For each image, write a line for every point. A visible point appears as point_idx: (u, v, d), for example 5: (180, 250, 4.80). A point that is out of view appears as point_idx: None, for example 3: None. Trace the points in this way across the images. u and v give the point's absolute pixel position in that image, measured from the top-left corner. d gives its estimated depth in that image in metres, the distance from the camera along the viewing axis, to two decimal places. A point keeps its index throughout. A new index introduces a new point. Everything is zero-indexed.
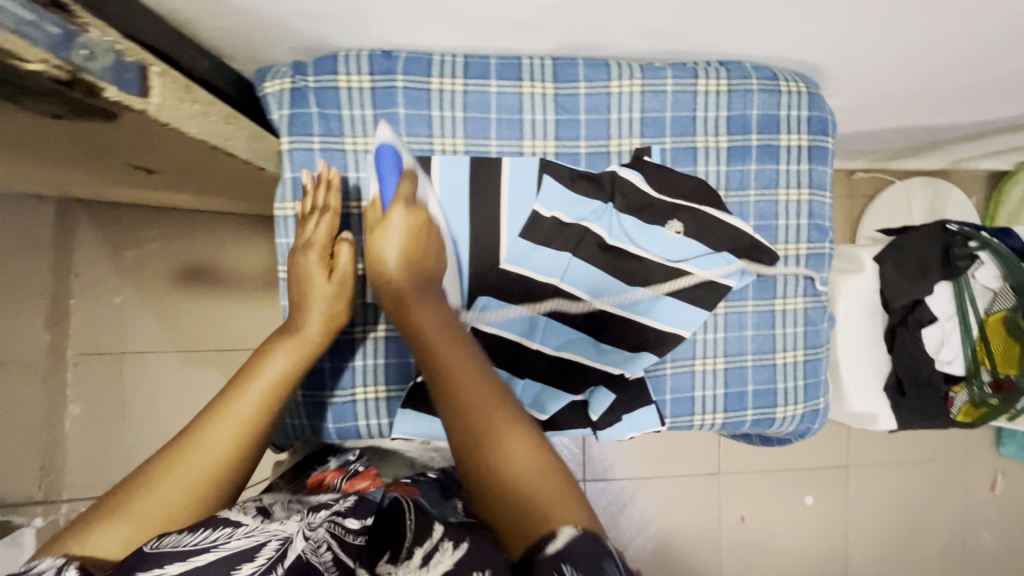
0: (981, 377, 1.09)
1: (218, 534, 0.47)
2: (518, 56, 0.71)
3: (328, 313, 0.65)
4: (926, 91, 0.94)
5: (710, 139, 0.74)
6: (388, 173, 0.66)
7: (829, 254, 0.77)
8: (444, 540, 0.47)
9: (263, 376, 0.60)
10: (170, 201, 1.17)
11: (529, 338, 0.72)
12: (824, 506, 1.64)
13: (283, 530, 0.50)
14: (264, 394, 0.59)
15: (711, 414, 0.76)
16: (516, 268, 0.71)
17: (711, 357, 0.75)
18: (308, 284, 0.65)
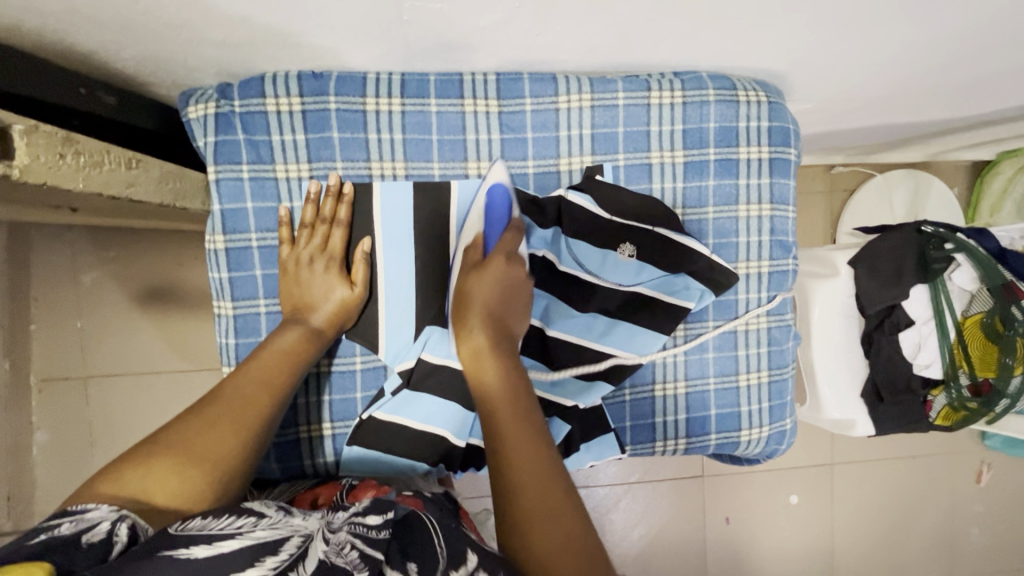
0: (959, 381, 1.07)
1: (242, 521, 0.44)
2: (459, 72, 0.67)
3: (343, 316, 0.66)
4: (899, 90, 0.90)
5: (665, 154, 0.70)
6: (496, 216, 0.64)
7: (792, 270, 0.74)
8: None
9: (278, 342, 0.62)
10: (123, 223, 1.13)
11: None
12: (810, 505, 1.63)
13: (305, 527, 0.47)
14: (284, 359, 0.61)
15: (674, 439, 0.73)
16: None
17: (672, 381, 0.72)
18: (326, 291, 0.65)
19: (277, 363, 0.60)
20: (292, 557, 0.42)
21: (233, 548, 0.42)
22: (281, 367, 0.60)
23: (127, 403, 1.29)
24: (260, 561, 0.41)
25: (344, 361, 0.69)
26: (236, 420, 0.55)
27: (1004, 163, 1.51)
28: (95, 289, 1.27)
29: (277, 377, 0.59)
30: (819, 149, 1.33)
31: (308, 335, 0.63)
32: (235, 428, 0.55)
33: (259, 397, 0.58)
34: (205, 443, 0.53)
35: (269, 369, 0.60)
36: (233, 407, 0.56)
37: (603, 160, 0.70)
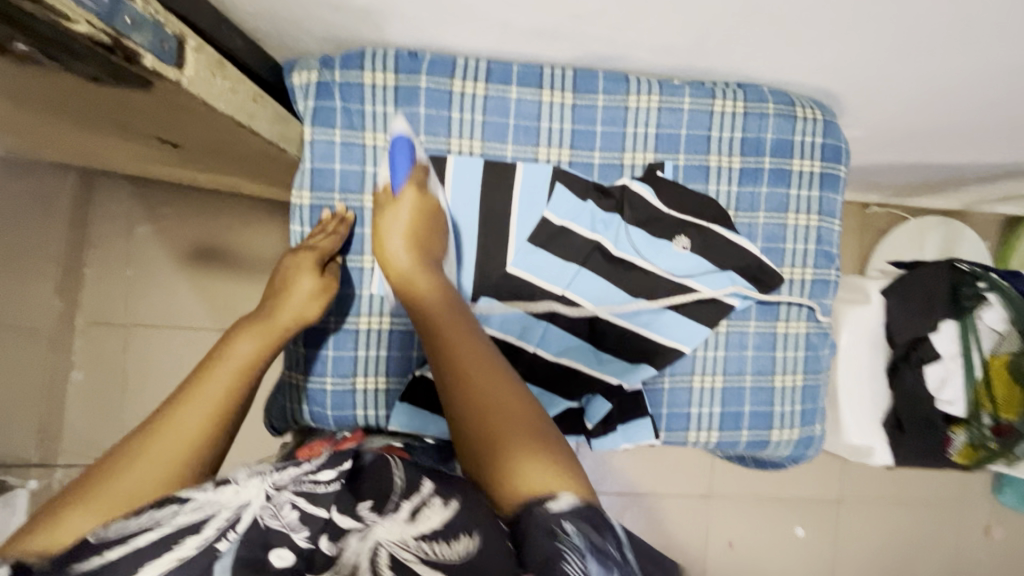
0: (981, 420, 1.09)
1: (162, 511, 0.44)
2: (540, 65, 0.72)
3: (302, 315, 0.66)
4: (946, 127, 0.94)
5: (723, 159, 0.74)
6: (399, 165, 0.66)
7: (835, 280, 0.77)
8: (433, 496, 0.47)
9: (230, 358, 0.59)
10: (187, 179, 1.19)
11: (525, 340, 0.72)
12: (814, 539, 1.63)
13: (239, 496, 0.46)
14: (234, 373, 0.58)
15: (706, 431, 0.76)
16: (522, 272, 0.71)
17: (710, 374, 0.75)
18: (294, 282, 0.66)
19: (223, 382, 0.57)
20: (220, 532, 0.43)
21: (148, 541, 0.42)
22: (234, 381, 0.58)
23: (159, 354, 1.32)
24: (178, 544, 0.42)
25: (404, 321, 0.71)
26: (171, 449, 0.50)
27: None
28: (148, 241, 1.32)
29: (221, 404, 0.55)
30: (857, 184, 1.36)
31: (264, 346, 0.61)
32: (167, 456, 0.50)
33: (197, 421, 0.53)
34: (130, 483, 0.47)
35: (216, 390, 0.56)
36: (165, 437, 0.51)
37: (664, 158, 0.73)
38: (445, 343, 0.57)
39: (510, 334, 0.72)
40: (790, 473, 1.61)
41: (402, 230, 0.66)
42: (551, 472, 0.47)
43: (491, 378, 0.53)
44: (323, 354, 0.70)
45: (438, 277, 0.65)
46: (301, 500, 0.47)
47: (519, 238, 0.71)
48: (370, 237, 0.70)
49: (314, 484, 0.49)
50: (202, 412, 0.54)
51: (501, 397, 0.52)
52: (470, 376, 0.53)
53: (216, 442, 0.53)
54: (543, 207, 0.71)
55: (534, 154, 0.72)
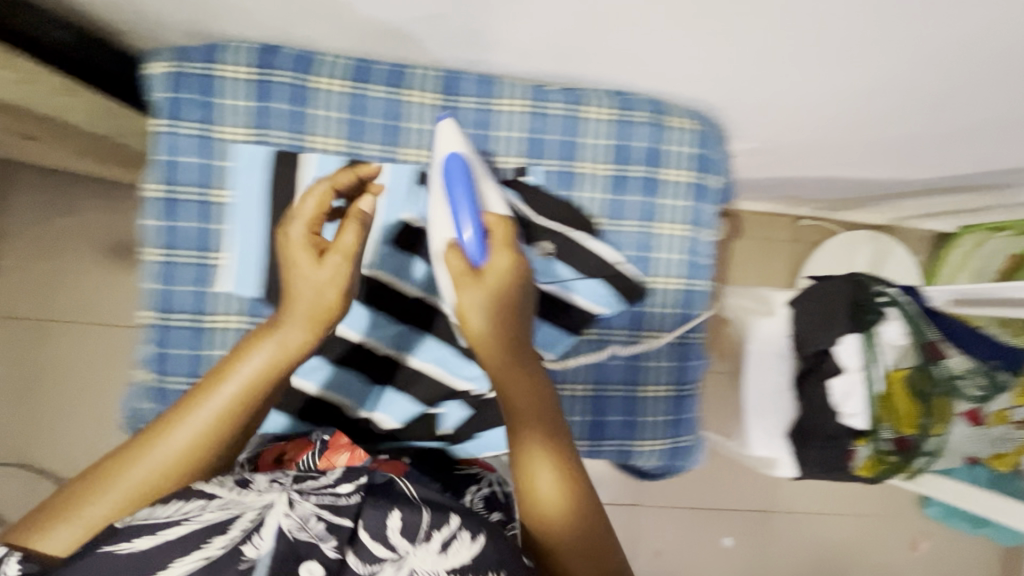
0: (882, 434, 1.07)
1: (190, 507, 0.48)
2: (407, 65, 0.71)
3: (311, 313, 0.57)
4: (841, 142, 0.95)
5: (591, 166, 0.75)
6: (462, 208, 0.60)
7: (705, 289, 0.77)
8: (461, 529, 0.52)
9: (234, 379, 0.55)
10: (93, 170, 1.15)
11: (391, 345, 0.74)
12: (741, 549, 1.63)
13: (260, 501, 0.50)
14: (235, 396, 0.55)
15: (571, 441, 0.75)
16: (386, 277, 0.72)
17: (575, 383, 0.75)
18: (292, 261, 0.59)
19: (224, 404, 0.54)
20: (242, 535, 0.47)
21: (176, 535, 0.46)
22: (233, 406, 0.55)
23: (61, 348, 1.22)
24: (207, 542, 0.46)
25: (258, 322, 0.69)
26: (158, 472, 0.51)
27: (963, 237, 1.55)
28: (51, 234, 1.23)
29: (215, 430, 0.53)
30: (781, 195, 1.37)
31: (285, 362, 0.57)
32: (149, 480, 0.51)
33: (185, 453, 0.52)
34: (119, 493, 0.50)
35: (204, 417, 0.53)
36: (153, 463, 0.51)
37: (532, 164, 0.73)
38: (521, 422, 0.59)
39: (375, 339, 0.74)
40: (719, 484, 1.61)
41: (488, 292, 0.58)
42: (594, 554, 0.55)
43: (570, 468, 0.57)
44: (172, 353, 0.69)
45: (524, 334, 0.60)
46: (323, 512, 0.50)
47: (382, 241, 0.72)
48: (228, 233, 0.68)
49: (335, 496, 0.52)
50: (196, 433, 0.53)
51: (547, 486, 0.56)
52: (530, 467, 0.57)
53: (207, 462, 0.53)
54: (405, 209, 0.71)
55: (399, 155, 0.71)
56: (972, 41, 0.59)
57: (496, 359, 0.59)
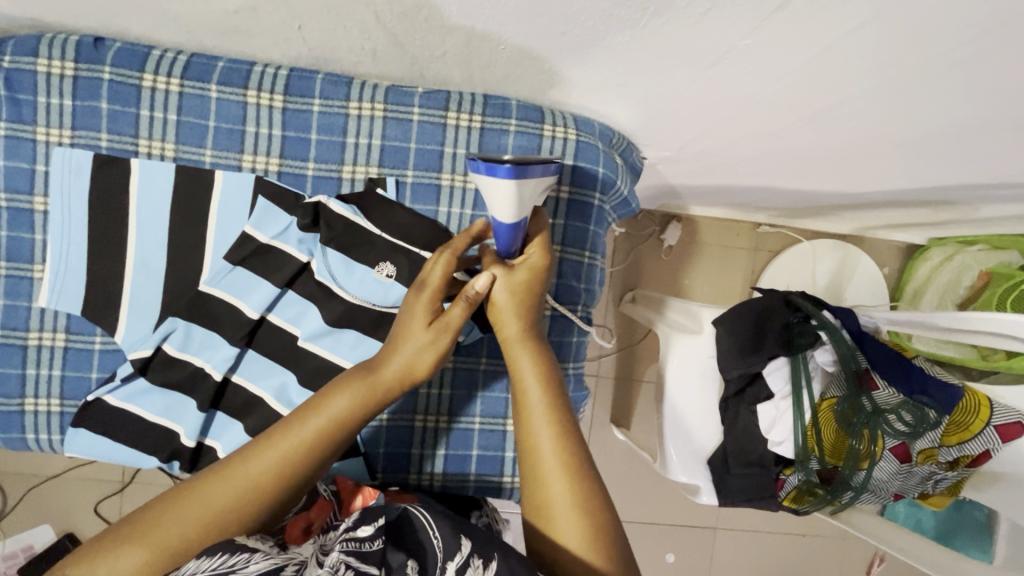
0: (809, 465, 0.99)
1: (235, 558, 0.44)
2: (251, 63, 0.64)
3: (410, 362, 0.57)
4: (765, 151, 0.86)
5: (456, 178, 0.67)
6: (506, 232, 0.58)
7: (579, 317, 0.71)
8: (473, 556, 0.48)
9: (321, 413, 0.55)
10: None
11: (214, 367, 0.64)
12: (684, 567, 1.57)
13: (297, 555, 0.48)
14: (330, 426, 0.55)
15: (429, 474, 0.70)
16: (214, 291, 0.64)
17: (434, 414, 0.69)
18: (409, 322, 0.58)
19: (311, 438, 0.54)
20: None
21: None
22: (309, 438, 0.55)
23: None
24: None
25: (82, 339, 0.64)
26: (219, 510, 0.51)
27: (933, 250, 1.46)
28: None
29: (298, 457, 0.53)
30: (730, 201, 1.28)
31: (375, 391, 0.56)
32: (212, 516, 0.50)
33: (252, 489, 0.52)
34: (172, 527, 0.49)
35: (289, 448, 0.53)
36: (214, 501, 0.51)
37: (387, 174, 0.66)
38: (532, 449, 0.56)
39: (199, 358, 0.64)
40: (665, 499, 1.55)
41: (512, 300, 0.59)
42: None
43: (575, 497, 0.54)
44: None
45: (545, 348, 0.60)
46: (351, 559, 0.45)
47: (214, 253, 0.64)
48: (43, 244, 0.63)
49: (356, 540, 0.47)
50: (270, 462, 0.53)
51: (574, 527, 0.52)
52: (552, 499, 0.54)
53: (280, 490, 0.53)
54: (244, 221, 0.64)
55: (238, 162, 0.65)
56: (852, 41, 0.52)
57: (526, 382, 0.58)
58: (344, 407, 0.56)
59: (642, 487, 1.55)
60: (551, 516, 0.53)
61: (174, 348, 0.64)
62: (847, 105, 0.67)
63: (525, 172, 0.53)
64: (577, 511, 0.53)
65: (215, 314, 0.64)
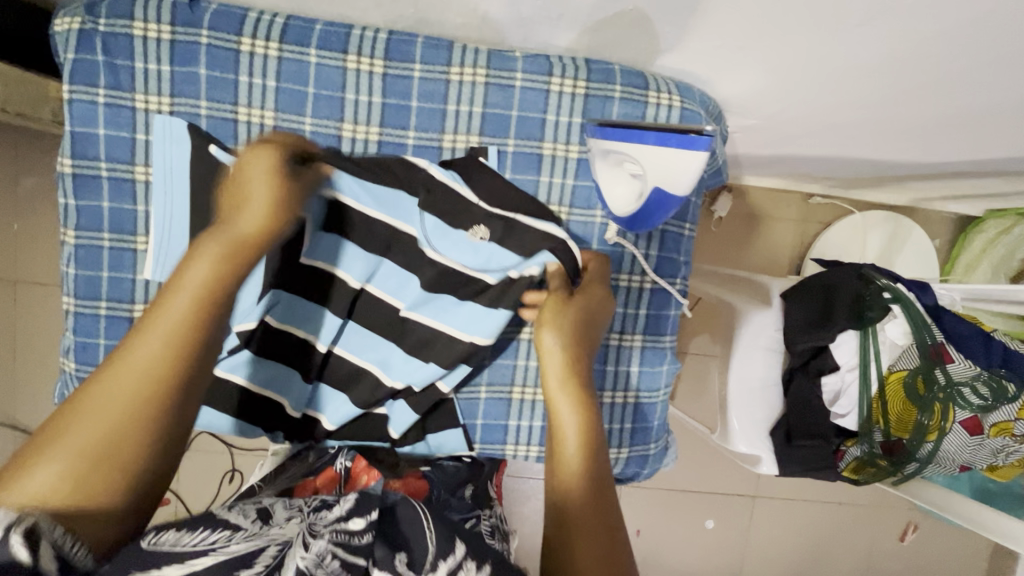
0: (873, 436, 1.01)
1: (216, 537, 0.46)
2: (349, 25, 0.62)
3: (266, 207, 0.55)
4: (856, 119, 0.83)
5: (559, 148, 0.66)
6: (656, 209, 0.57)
7: (679, 291, 0.69)
8: (467, 560, 0.51)
9: (188, 281, 0.50)
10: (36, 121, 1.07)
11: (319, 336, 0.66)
12: (723, 532, 1.61)
13: (281, 535, 0.49)
14: (203, 292, 0.50)
15: (525, 445, 0.74)
16: (318, 263, 0.64)
17: (531, 388, 0.72)
18: (244, 181, 0.55)
19: (193, 302, 0.49)
20: (267, 568, 0.44)
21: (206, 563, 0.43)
22: (195, 301, 0.50)
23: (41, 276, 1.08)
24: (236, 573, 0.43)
25: None
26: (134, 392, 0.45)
27: (989, 222, 1.43)
28: (35, 195, 1.34)
29: (193, 319, 0.49)
30: (790, 171, 1.25)
31: (246, 249, 0.53)
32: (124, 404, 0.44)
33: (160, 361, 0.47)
34: (86, 429, 0.43)
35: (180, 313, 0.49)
36: (125, 388, 0.45)
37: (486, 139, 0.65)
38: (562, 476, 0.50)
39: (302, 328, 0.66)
40: (705, 468, 1.58)
41: (560, 335, 0.58)
42: None
43: (601, 527, 0.47)
44: (93, 342, 0.64)
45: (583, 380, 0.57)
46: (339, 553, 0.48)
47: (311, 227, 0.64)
48: (145, 216, 0.63)
49: (348, 533, 0.50)
50: (163, 342, 0.47)
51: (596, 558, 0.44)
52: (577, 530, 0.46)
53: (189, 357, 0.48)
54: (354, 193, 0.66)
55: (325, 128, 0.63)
56: None
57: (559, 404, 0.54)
58: (209, 274, 0.51)
59: (683, 458, 1.57)
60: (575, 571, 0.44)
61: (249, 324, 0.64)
62: (968, 74, 0.63)
63: (695, 143, 0.51)
64: (604, 547, 0.45)
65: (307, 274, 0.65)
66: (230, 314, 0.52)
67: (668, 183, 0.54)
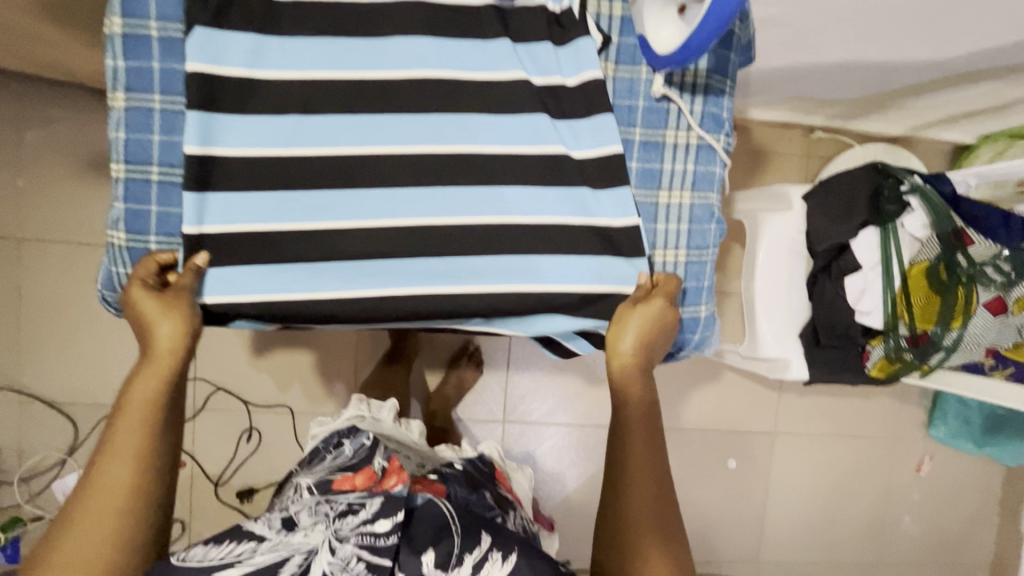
0: (897, 331, 1.04)
1: (244, 548, 0.63)
2: None
3: (174, 332, 0.63)
4: (867, 8, 0.87)
5: (603, 6, 0.68)
6: (710, 19, 0.53)
7: (722, 147, 0.71)
8: (493, 551, 0.66)
9: (128, 409, 0.63)
10: (46, 52, 1.05)
11: (359, 217, 0.65)
12: (744, 472, 1.62)
13: (306, 545, 0.63)
14: (142, 424, 0.62)
15: None
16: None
17: (671, 249, 0.71)
18: (139, 320, 0.63)
19: (138, 432, 0.62)
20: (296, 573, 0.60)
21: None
22: (142, 426, 0.63)
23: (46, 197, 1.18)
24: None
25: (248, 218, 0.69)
26: (112, 513, 0.60)
27: (983, 147, 1.49)
28: (38, 149, 1.31)
29: (134, 463, 0.62)
30: (797, 95, 1.29)
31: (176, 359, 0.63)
32: (112, 513, 0.60)
33: (115, 499, 0.60)
34: (87, 531, 0.59)
35: (122, 455, 0.61)
36: (105, 502, 0.60)
37: None
38: (631, 452, 0.69)
39: (339, 216, 0.64)
40: (725, 405, 1.59)
41: (633, 337, 0.67)
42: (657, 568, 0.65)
43: (652, 488, 0.68)
44: (144, 209, 0.65)
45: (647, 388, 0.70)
46: (364, 552, 0.62)
47: None
48: (183, 74, 0.63)
49: (375, 536, 0.63)
50: (126, 445, 0.62)
51: (646, 505, 0.67)
52: (637, 486, 0.68)
53: (144, 484, 0.62)
54: (377, 11, 0.65)
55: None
56: None
57: (633, 416, 0.69)
58: (148, 392, 0.63)
59: (703, 397, 1.58)
60: (630, 519, 0.67)
61: (194, 226, 0.62)
62: None
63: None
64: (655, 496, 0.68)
65: (249, 89, 0.63)
66: (166, 436, 0.64)
67: None
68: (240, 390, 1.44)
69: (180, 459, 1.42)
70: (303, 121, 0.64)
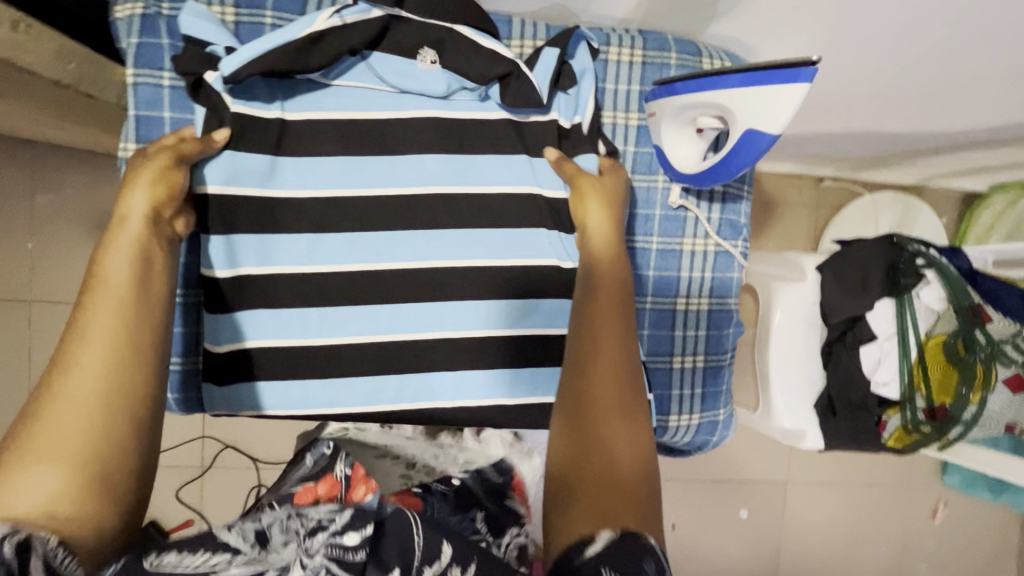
0: (915, 403, 1.01)
1: (217, 559, 0.47)
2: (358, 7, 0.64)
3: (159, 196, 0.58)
4: (881, 88, 0.87)
5: (619, 115, 0.70)
6: (731, 159, 0.57)
7: (740, 252, 0.71)
8: (452, 566, 0.51)
9: (103, 278, 0.54)
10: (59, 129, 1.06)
11: (380, 332, 0.67)
12: (757, 521, 1.60)
13: (280, 560, 0.48)
14: (116, 293, 0.53)
15: (687, 414, 0.71)
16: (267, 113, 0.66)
17: (690, 355, 0.70)
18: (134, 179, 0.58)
19: (114, 303, 0.53)
20: None
21: None
22: (115, 304, 0.53)
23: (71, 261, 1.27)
24: None
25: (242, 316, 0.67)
26: (91, 394, 0.48)
27: (994, 196, 1.48)
28: (51, 211, 1.31)
29: (117, 336, 0.51)
30: (807, 153, 1.29)
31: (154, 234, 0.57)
32: (94, 398, 0.48)
33: (92, 381, 0.49)
34: (60, 425, 0.46)
35: (102, 328, 0.51)
36: (79, 389, 0.48)
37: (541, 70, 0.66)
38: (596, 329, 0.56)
39: (364, 334, 0.67)
40: (736, 455, 1.58)
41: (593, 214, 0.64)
42: (611, 492, 0.46)
43: (617, 375, 0.53)
44: None
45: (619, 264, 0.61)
46: (334, 567, 0.47)
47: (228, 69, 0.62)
48: None
49: (343, 548, 0.48)
50: (107, 312, 0.52)
51: (608, 388, 0.52)
52: (599, 363, 0.53)
53: (131, 359, 0.51)
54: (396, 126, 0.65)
55: (339, 15, 0.62)
56: None
57: (600, 285, 0.59)
58: (122, 262, 0.55)
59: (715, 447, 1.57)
60: (589, 410, 0.51)
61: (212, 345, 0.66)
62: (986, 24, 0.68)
63: (799, 76, 0.49)
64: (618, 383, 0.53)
65: (270, 209, 0.66)
66: (154, 310, 0.55)
67: (763, 123, 0.52)
68: (248, 448, 1.43)
69: (188, 518, 1.41)
70: (316, 240, 0.66)
